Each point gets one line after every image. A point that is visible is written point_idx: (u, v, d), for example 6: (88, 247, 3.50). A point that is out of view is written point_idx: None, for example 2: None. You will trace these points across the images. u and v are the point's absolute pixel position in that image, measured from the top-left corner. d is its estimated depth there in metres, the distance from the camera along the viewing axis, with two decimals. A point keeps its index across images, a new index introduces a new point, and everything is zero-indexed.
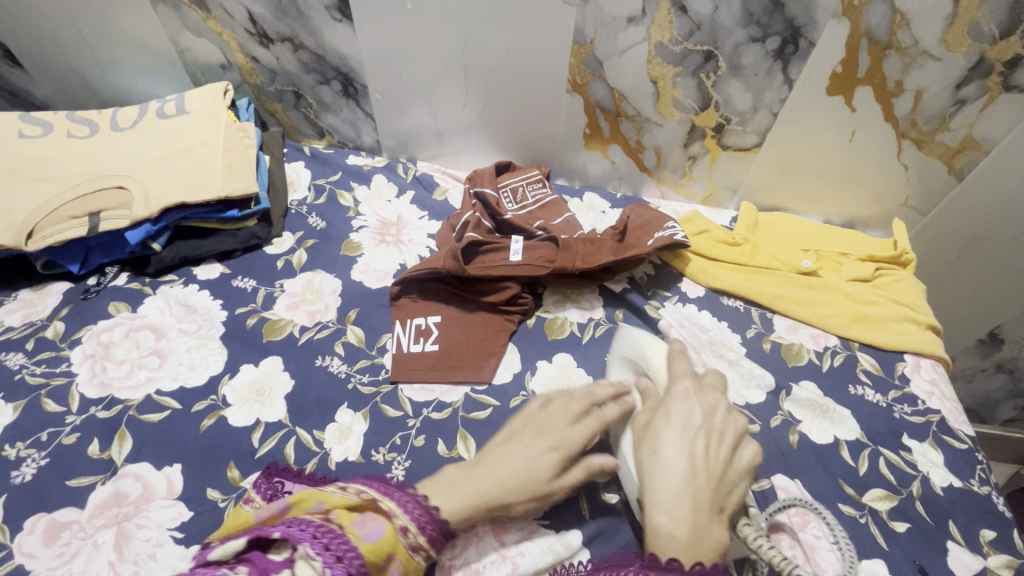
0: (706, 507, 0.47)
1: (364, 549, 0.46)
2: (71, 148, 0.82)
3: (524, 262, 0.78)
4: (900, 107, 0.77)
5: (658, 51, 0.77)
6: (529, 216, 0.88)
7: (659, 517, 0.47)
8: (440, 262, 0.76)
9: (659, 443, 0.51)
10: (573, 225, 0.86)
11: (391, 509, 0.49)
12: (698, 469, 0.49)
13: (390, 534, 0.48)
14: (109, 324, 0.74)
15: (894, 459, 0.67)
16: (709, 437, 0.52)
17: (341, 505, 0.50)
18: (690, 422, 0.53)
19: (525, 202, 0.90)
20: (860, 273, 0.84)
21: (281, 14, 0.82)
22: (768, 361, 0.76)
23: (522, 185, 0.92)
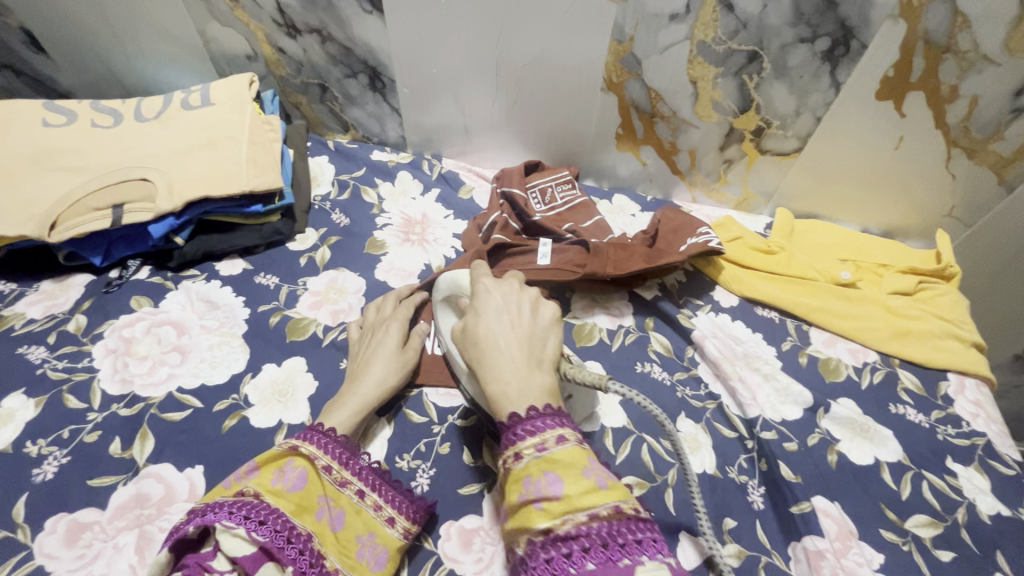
0: (522, 359, 0.47)
1: (287, 502, 0.51)
2: (95, 138, 0.81)
3: (552, 267, 0.76)
4: (952, 114, 0.73)
5: (699, 50, 0.74)
6: (557, 219, 0.85)
7: (490, 385, 0.46)
8: (468, 266, 0.73)
9: (477, 320, 0.50)
10: (603, 229, 0.83)
11: (311, 452, 0.55)
12: (512, 333, 0.48)
13: (314, 477, 0.54)
14: (130, 319, 0.73)
15: (938, 483, 0.64)
16: (510, 312, 0.50)
17: (262, 461, 0.54)
18: (501, 303, 0.51)
19: (553, 203, 0.88)
20: (901, 286, 0.81)
21: (310, 5, 0.80)
22: (805, 376, 0.73)
23: (550, 186, 0.89)
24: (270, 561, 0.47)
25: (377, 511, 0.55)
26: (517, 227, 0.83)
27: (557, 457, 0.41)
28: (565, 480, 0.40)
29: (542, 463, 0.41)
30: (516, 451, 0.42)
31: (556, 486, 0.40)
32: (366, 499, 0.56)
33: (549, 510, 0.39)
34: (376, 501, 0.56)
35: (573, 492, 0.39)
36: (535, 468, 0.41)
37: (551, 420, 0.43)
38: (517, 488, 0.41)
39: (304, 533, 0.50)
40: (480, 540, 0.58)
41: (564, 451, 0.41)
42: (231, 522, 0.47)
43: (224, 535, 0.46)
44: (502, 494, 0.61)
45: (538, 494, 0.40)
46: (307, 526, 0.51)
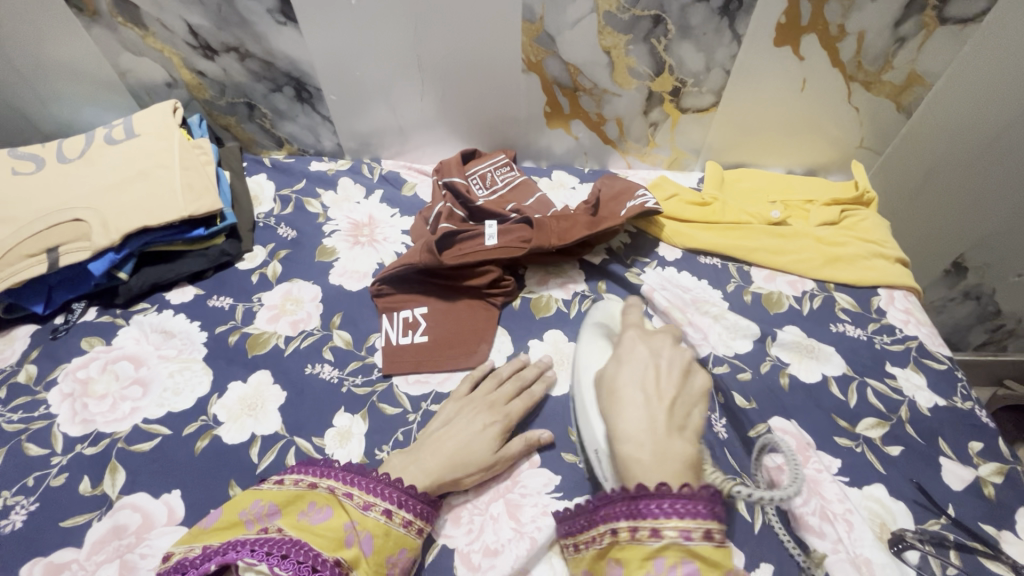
0: (662, 425, 0.47)
1: (313, 536, 0.49)
2: (18, 187, 0.79)
3: (501, 245, 0.78)
4: (845, 51, 0.79)
5: (607, 21, 0.77)
6: (500, 202, 0.88)
7: (622, 444, 0.47)
8: (417, 258, 0.75)
9: (617, 371, 0.54)
10: (545, 204, 0.86)
11: (329, 485, 0.54)
12: (652, 397, 0.49)
13: (338, 508, 0.52)
14: (84, 360, 0.71)
15: (881, 388, 0.69)
16: (654, 367, 0.52)
17: (283, 502, 0.52)
18: (639, 358, 0.54)
19: (495, 187, 0.90)
20: (827, 217, 0.86)
21: (222, 23, 0.80)
22: (752, 312, 0.78)
23: (490, 170, 0.92)
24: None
25: (407, 527, 0.54)
26: (464, 215, 0.86)
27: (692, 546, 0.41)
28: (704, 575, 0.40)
29: (681, 551, 0.41)
30: (661, 517, 0.42)
31: None
32: (395, 517, 0.53)
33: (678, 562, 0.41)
34: (405, 517, 0.54)
35: None
36: (672, 553, 0.41)
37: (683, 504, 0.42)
38: (647, 566, 0.42)
39: (334, 562, 0.47)
40: (467, 513, 0.60)
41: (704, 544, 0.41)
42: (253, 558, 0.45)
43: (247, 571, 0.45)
44: None
45: None
46: (339, 555, 0.49)
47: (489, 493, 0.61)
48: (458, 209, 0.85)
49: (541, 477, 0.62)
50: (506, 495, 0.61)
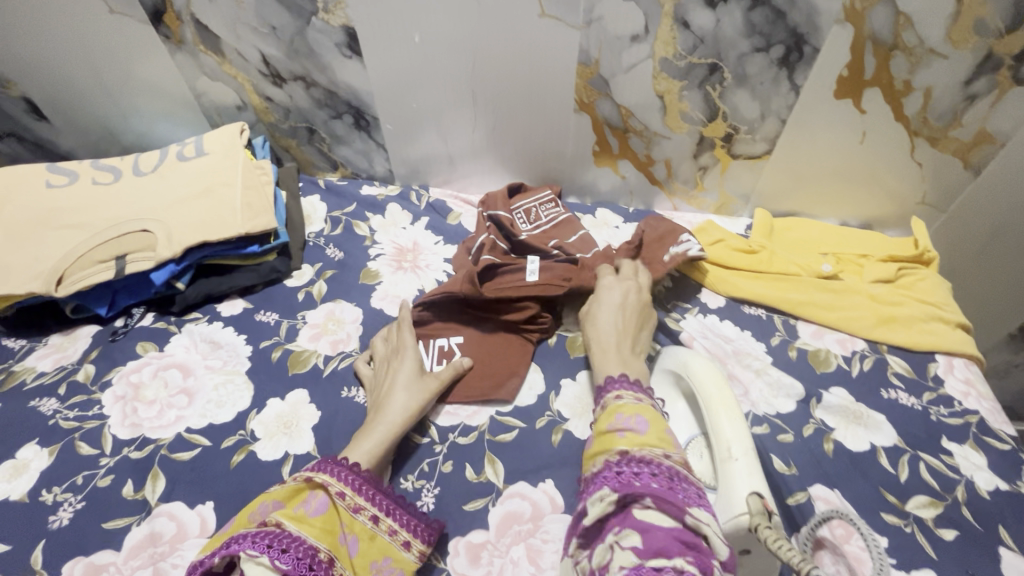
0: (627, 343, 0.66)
1: (311, 527, 0.52)
2: (97, 195, 0.85)
3: (539, 282, 0.78)
4: (909, 106, 0.77)
5: (662, 66, 0.77)
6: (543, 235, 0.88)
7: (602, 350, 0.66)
8: (457, 287, 0.76)
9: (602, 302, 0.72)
10: (588, 243, 0.85)
11: (324, 480, 0.56)
12: (625, 323, 0.69)
13: (332, 504, 0.55)
14: (137, 364, 0.75)
15: (935, 464, 0.65)
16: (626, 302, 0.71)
17: (284, 497, 0.54)
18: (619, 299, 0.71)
19: (539, 222, 0.91)
20: (882, 274, 0.83)
21: (293, 54, 0.85)
22: (797, 369, 0.75)
23: (535, 206, 0.93)
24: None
25: (392, 535, 0.56)
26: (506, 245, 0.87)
27: (641, 406, 0.57)
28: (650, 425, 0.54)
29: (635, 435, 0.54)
30: (617, 393, 0.60)
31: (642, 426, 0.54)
32: (381, 523, 0.56)
33: (631, 439, 0.53)
34: (390, 525, 0.57)
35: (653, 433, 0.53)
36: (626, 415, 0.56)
37: (625, 385, 0.61)
38: (611, 420, 0.56)
39: (325, 560, 0.51)
40: (488, 554, 0.59)
41: (643, 403, 0.58)
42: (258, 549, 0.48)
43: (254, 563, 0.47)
44: (506, 508, 0.63)
45: (626, 427, 0.54)
46: (329, 550, 0.52)
47: (510, 535, 0.60)
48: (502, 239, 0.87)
49: (564, 523, 0.61)
50: (527, 539, 0.60)
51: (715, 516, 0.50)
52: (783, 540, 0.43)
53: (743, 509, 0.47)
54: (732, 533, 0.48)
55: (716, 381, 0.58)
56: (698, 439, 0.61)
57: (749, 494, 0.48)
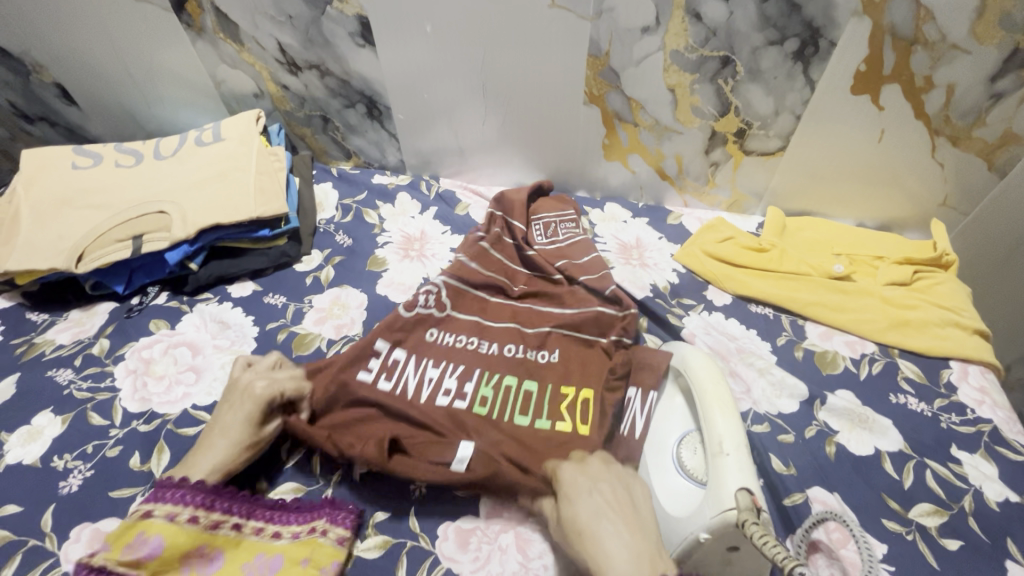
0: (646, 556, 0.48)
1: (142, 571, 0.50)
2: (118, 178, 0.88)
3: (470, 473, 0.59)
4: (930, 104, 0.74)
5: (674, 59, 0.77)
6: (499, 333, 0.74)
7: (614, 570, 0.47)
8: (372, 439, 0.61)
9: (572, 506, 0.53)
10: (600, 264, 0.81)
11: (157, 513, 0.53)
12: (628, 527, 0.50)
13: (175, 533, 0.52)
14: (149, 341, 0.77)
15: (942, 472, 0.63)
16: (601, 493, 0.54)
17: (113, 536, 0.51)
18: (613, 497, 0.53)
19: (555, 238, 0.88)
20: (897, 277, 0.81)
21: (309, 43, 0.86)
22: (802, 370, 0.73)
23: (554, 221, 0.90)
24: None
25: (260, 534, 0.58)
26: (472, 321, 0.76)
27: None
28: None
29: None
30: None
31: None
32: (245, 529, 0.57)
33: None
34: (255, 526, 0.58)
35: None
36: None
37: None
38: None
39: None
40: (476, 540, 0.59)
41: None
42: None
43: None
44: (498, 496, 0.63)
45: None
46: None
47: (500, 522, 0.61)
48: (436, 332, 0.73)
49: None
50: (516, 527, 0.60)
51: (703, 511, 0.49)
52: (770, 536, 0.42)
53: (731, 504, 0.47)
54: (719, 528, 0.47)
55: (712, 378, 0.58)
56: (692, 435, 0.59)
57: (737, 490, 0.47)
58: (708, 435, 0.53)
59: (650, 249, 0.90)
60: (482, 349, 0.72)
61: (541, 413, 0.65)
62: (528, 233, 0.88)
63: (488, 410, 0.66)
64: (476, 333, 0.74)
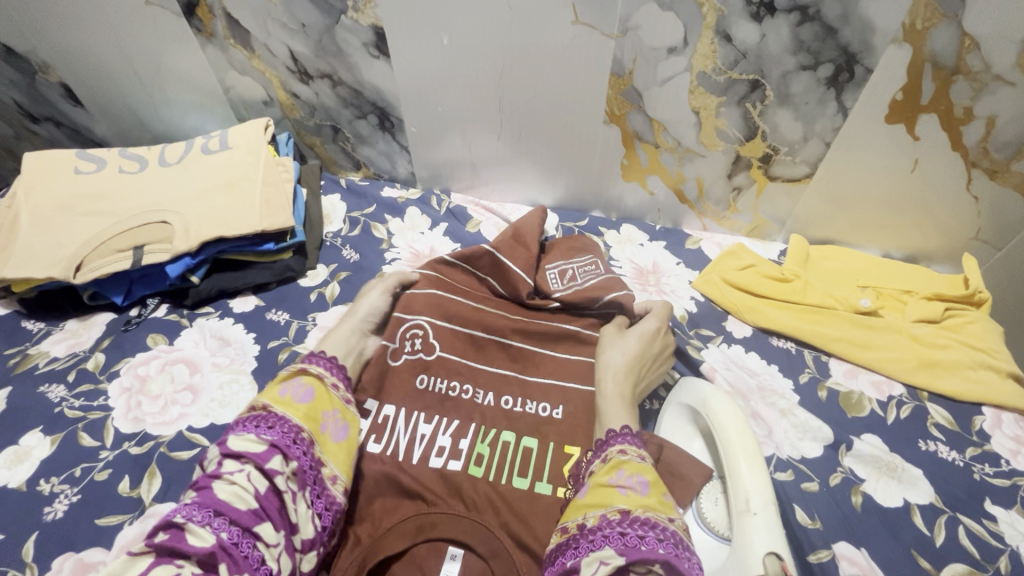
0: (638, 364, 0.66)
1: (295, 410, 0.56)
2: (121, 184, 0.85)
3: None
4: (969, 136, 0.71)
5: (700, 81, 0.73)
6: (498, 381, 0.72)
7: (607, 355, 0.68)
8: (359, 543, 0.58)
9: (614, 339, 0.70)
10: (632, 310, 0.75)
11: (318, 371, 0.61)
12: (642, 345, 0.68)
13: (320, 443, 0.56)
14: (146, 357, 0.75)
15: (976, 529, 0.60)
16: (649, 335, 0.70)
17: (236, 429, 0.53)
18: (647, 330, 0.70)
19: (573, 283, 0.79)
20: (926, 314, 0.77)
21: (321, 52, 0.83)
22: (825, 411, 0.70)
23: (571, 266, 0.81)
24: (266, 521, 0.48)
25: (333, 481, 0.55)
26: (461, 362, 0.73)
27: (645, 465, 0.53)
28: (651, 485, 0.51)
29: (635, 468, 0.52)
30: (622, 447, 0.55)
31: (643, 486, 0.50)
32: (326, 468, 0.55)
33: (633, 499, 0.49)
34: (333, 471, 0.55)
35: (654, 496, 0.50)
36: (631, 467, 0.52)
37: (624, 438, 0.56)
38: (610, 473, 0.52)
39: (308, 439, 0.54)
40: None
41: (646, 461, 0.53)
42: (233, 469, 0.50)
43: (223, 483, 0.49)
44: None
45: (627, 484, 0.51)
46: (313, 433, 0.56)
47: None
48: (426, 379, 0.71)
49: None
50: None
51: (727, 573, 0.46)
52: None
53: (758, 570, 0.43)
54: None
55: (737, 424, 0.54)
56: (715, 483, 0.58)
57: (765, 554, 0.44)
58: (733, 487, 0.50)
59: (667, 275, 0.87)
60: (478, 399, 0.70)
61: (541, 475, 0.63)
62: (539, 281, 0.80)
63: (484, 470, 0.64)
64: (472, 381, 0.71)
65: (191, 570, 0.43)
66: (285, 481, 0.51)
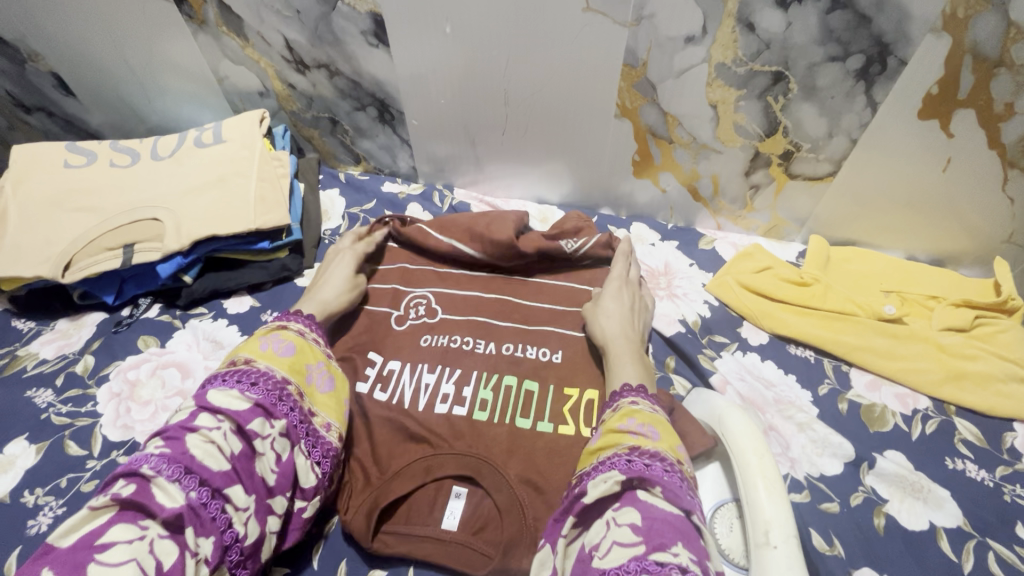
0: (631, 326, 0.67)
1: (279, 364, 0.55)
2: (111, 179, 0.82)
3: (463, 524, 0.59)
4: (1008, 133, 0.66)
5: (719, 73, 0.69)
6: (498, 330, 0.73)
7: (600, 321, 0.67)
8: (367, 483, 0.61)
9: (601, 305, 0.69)
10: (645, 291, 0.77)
11: (298, 329, 0.60)
12: (629, 307, 0.69)
13: (309, 393, 0.56)
14: (136, 360, 0.72)
15: (1007, 555, 0.56)
16: (628, 294, 0.71)
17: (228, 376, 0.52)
18: (625, 282, 0.73)
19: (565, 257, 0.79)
20: (954, 322, 0.73)
21: (317, 41, 0.79)
22: (846, 425, 0.66)
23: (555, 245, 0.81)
24: (238, 483, 0.47)
25: (327, 429, 0.56)
26: (465, 320, 0.74)
27: (658, 417, 0.52)
28: (660, 431, 0.50)
29: (648, 416, 0.51)
30: (633, 398, 0.54)
31: (654, 433, 0.50)
32: (316, 418, 0.56)
33: (644, 441, 0.49)
34: (325, 421, 0.56)
35: (665, 443, 0.49)
36: (645, 417, 0.51)
37: (634, 393, 0.56)
38: (622, 421, 0.51)
39: (295, 394, 0.54)
40: None
41: (659, 413, 0.53)
42: (211, 425, 0.47)
43: (197, 439, 0.46)
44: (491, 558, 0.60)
45: (638, 430, 0.50)
46: (299, 386, 0.55)
47: None
48: (431, 337, 0.72)
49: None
50: None
51: None
52: None
53: None
54: None
55: (755, 446, 0.50)
56: (729, 506, 0.54)
57: None
58: (750, 517, 0.46)
59: (679, 277, 0.83)
60: (479, 350, 0.71)
61: (543, 414, 0.65)
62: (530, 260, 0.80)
63: (489, 414, 0.65)
64: (474, 332, 0.72)
65: (157, 529, 0.41)
66: (266, 443, 0.50)
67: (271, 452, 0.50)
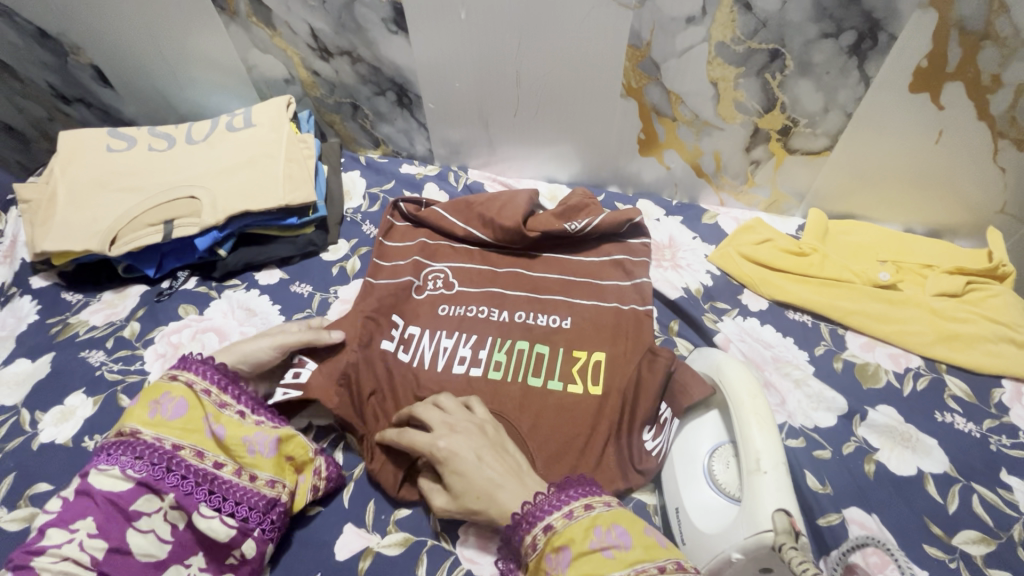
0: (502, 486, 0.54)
1: (169, 430, 0.56)
2: (150, 161, 0.88)
3: None
4: (996, 105, 0.69)
5: (719, 51, 0.73)
6: (511, 300, 0.77)
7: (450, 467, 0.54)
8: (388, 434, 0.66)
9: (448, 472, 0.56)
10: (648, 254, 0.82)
11: (187, 379, 0.60)
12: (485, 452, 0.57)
13: (211, 446, 0.58)
14: (178, 325, 0.78)
15: (991, 498, 0.60)
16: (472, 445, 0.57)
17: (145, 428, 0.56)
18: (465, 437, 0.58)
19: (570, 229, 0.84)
20: (946, 288, 0.76)
21: (341, 28, 0.85)
22: (840, 382, 0.70)
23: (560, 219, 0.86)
24: None
25: (240, 474, 0.58)
26: (482, 291, 0.79)
27: (616, 513, 0.48)
28: (631, 533, 0.46)
29: (608, 517, 0.48)
30: (584, 502, 0.49)
31: (625, 537, 0.46)
32: (224, 468, 0.57)
33: (621, 557, 0.44)
34: (236, 467, 0.58)
35: (639, 544, 0.45)
36: (605, 519, 0.47)
37: (580, 491, 0.50)
38: (589, 536, 0.46)
39: (186, 452, 0.56)
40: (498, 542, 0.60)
41: (615, 506, 0.49)
42: (62, 540, 0.48)
43: (49, 559, 0.47)
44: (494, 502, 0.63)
45: (610, 543, 0.45)
46: (193, 445, 0.57)
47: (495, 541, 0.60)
48: (448, 307, 0.77)
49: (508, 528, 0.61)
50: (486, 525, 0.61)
51: (737, 530, 0.47)
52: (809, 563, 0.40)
53: (767, 526, 0.45)
54: (753, 550, 0.46)
55: (750, 390, 0.55)
56: (726, 448, 0.58)
57: (774, 511, 0.45)
58: (744, 449, 0.51)
59: (683, 249, 0.87)
60: (494, 317, 0.76)
61: (553, 375, 0.69)
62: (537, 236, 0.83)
63: (503, 373, 0.70)
64: (488, 302, 0.77)
65: None
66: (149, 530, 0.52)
67: (159, 530, 0.52)
